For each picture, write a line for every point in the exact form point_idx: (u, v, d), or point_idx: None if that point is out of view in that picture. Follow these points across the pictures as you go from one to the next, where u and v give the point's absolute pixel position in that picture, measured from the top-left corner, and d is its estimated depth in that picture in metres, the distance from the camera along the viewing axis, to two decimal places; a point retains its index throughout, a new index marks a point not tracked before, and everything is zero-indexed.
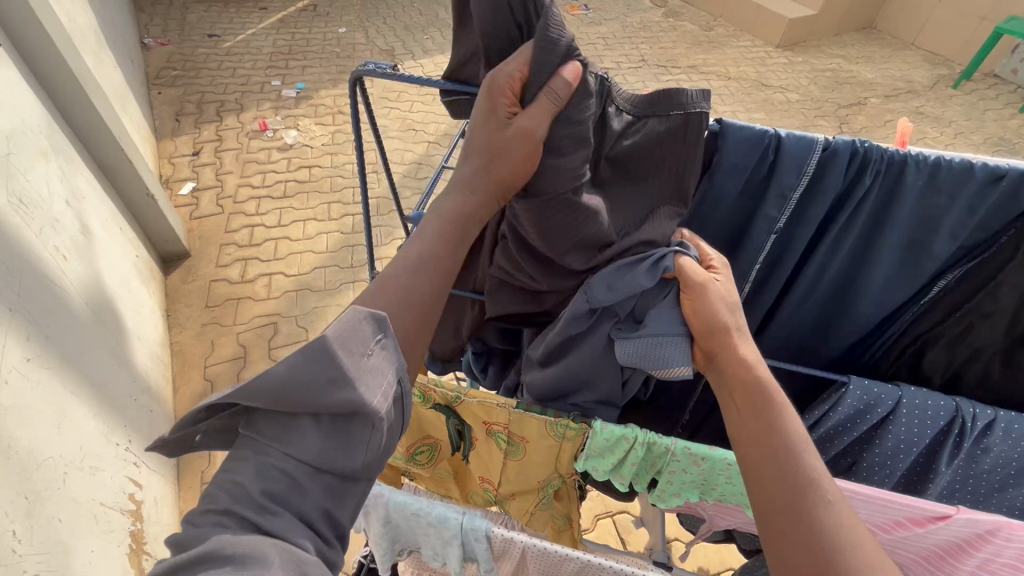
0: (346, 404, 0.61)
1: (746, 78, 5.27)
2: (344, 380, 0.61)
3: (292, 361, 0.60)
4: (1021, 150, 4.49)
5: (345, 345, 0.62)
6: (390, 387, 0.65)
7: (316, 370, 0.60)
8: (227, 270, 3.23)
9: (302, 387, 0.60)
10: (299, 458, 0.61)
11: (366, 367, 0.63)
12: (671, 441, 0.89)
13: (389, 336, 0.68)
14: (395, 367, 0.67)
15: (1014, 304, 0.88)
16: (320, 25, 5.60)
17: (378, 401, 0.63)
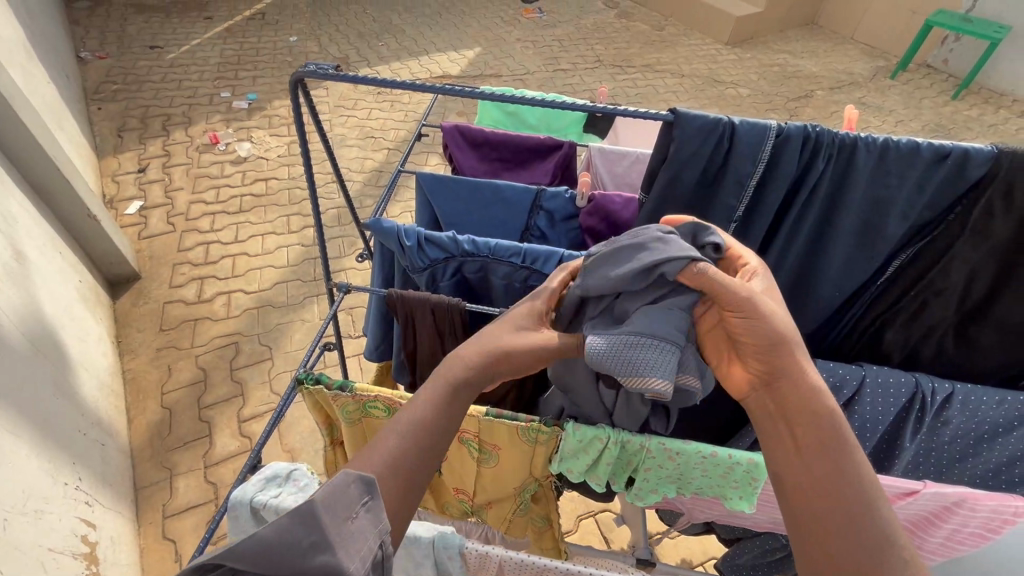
0: (322, 571, 0.54)
1: (699, 75, 5.40)
2: (323, 544, 0.55)
3: (273, 524, 0.54)
4: (955, 136, 4.74)
5: (331, 504, 0.57)
6: (372, 551, 0.59)
7: (298, 534, 0.54)
8: (181, 291, 3.09)
9: (279, 551, 0.54)
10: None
11: (351, 529, 0.57)
12: (645, 439, 0.87)
13: (376, 498, 0.62)
14: (379, 530, 0.61)
15: (964, 279, 0.91)
16: (270, 34, 5.45)
17: (357, 564, 0.56)
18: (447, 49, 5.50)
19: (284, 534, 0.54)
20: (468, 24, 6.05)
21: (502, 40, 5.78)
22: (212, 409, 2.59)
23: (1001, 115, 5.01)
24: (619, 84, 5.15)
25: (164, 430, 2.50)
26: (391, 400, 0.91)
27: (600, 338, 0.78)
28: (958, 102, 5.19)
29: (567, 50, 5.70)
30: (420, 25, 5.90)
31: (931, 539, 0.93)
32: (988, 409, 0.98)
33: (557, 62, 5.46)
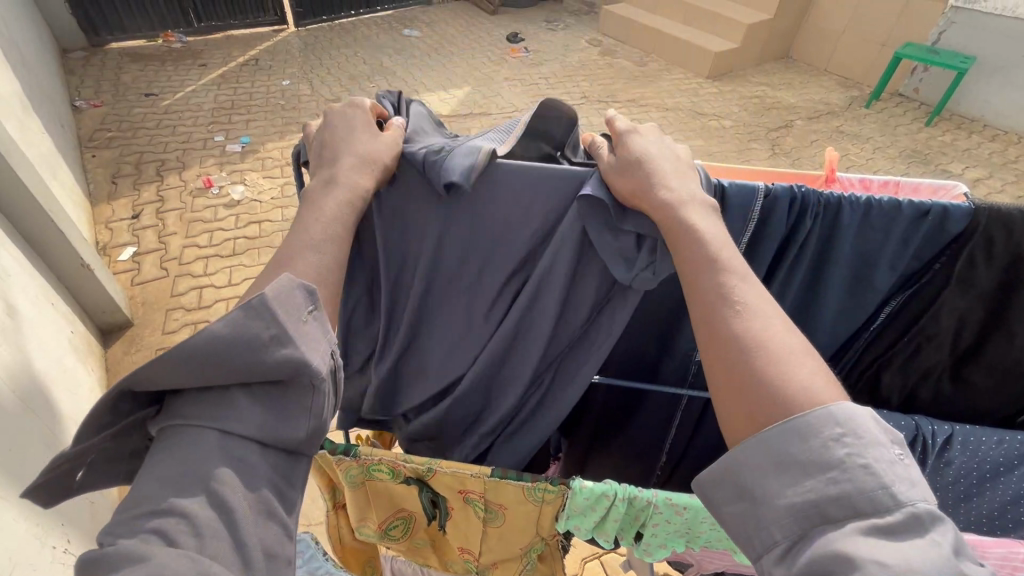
0: (287, 363, 0.63)
1: (683, 109, 5.58)
2: (283, 338, 0.63)
3: (227, 324, 0.61)
4: (932, 161, 4.90)
5: (282, 307, 0.65)
6: (327, 354, 0.69)
7: (254, 328, 0.62)
8: (174, 336, 3.06)
9: (238, 348, 0.62)
10: (242, 431, 0.63)
11: (305, 331, 0.66)
12: (652, 494, 0.87)
13: (320, 310, 0.70)
14: (328, 339, 0.70)
15: (954, 324, 0.92)
16: (263, 79, 5.58)
17: (319, 361, 0.66)
18: (437, 89, 5.66)
19: (238, 332, 0.62)
20: (457, 64, 6.24)
21: (490, 79, 5.96)
22: None
23: (974, 140, 5.20)
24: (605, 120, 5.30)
25: None
26: (393, 462, 0.90)
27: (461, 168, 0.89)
28: (932, 128, 5.39)
29: (553, 87, 5.87)
30: (410, 67, 6.07)
31: None
32: (987, 448, 1.01)
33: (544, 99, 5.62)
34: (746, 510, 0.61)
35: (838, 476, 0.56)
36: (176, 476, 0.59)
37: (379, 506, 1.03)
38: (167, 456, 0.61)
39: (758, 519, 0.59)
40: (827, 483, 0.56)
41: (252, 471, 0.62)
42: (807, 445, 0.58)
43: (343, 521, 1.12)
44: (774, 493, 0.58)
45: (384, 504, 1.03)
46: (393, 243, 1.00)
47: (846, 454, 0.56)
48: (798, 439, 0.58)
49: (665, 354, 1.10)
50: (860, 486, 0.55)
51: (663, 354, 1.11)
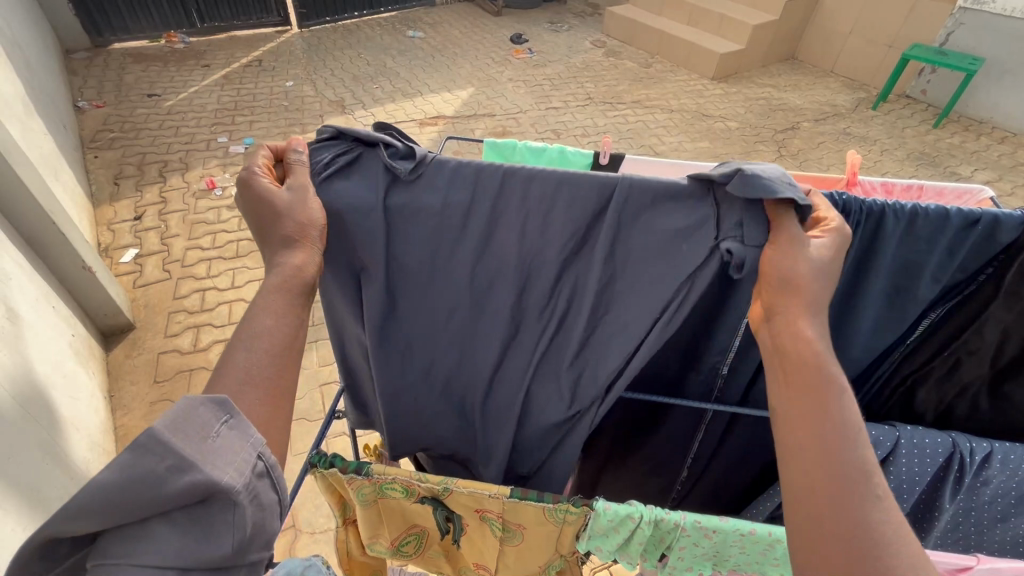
0: (191, 489, 0.58)
1: (688, 110, 5.54)
2: (183, 466, 0.58)
3: (116, 466, 0.57)
4: (940, 163, 4.85)
5: (180, 430, 0.60)
6: (249, 460, 0.63)
7: (147, 464, 0.57)
8: (176, 340, 3.02)
9: (136, 487, 0.57)
10: (158, 564, 0.58)
11: (215, 447, 0.61)
12: (679, 516, 0.82)
13: (236, 416, 0.65)
14: (251, 442, 0.64)
15: (998, 338, 0.87)
16: (266, 80, 5.55)
17: (231, 477, 0.61)
18: (441, 90, 5.63)
19: (129, 469, 0.57)
20: (460, 65, 6.21)
21: (494, 81, 5.93)
22: None
23: (982, 142, 5.15)
24: (610, 121, 5.25)
25: None
26: (408, 480, 0.86)
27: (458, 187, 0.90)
28: (939, 130, 5.34)
29: (557, 88, 5.84)
30: (413, 68, 6.04)
31: None
32: None
33: (548, 100, 5.59)
34: None
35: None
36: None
37: (391, 523, 0.99)
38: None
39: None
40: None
41: None
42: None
43: (351, 537, 1.08)
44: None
45: (395, 520, 0.99)
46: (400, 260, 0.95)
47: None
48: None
49: (691, 367, 1.06)
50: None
51: (688, 367, 1.06)
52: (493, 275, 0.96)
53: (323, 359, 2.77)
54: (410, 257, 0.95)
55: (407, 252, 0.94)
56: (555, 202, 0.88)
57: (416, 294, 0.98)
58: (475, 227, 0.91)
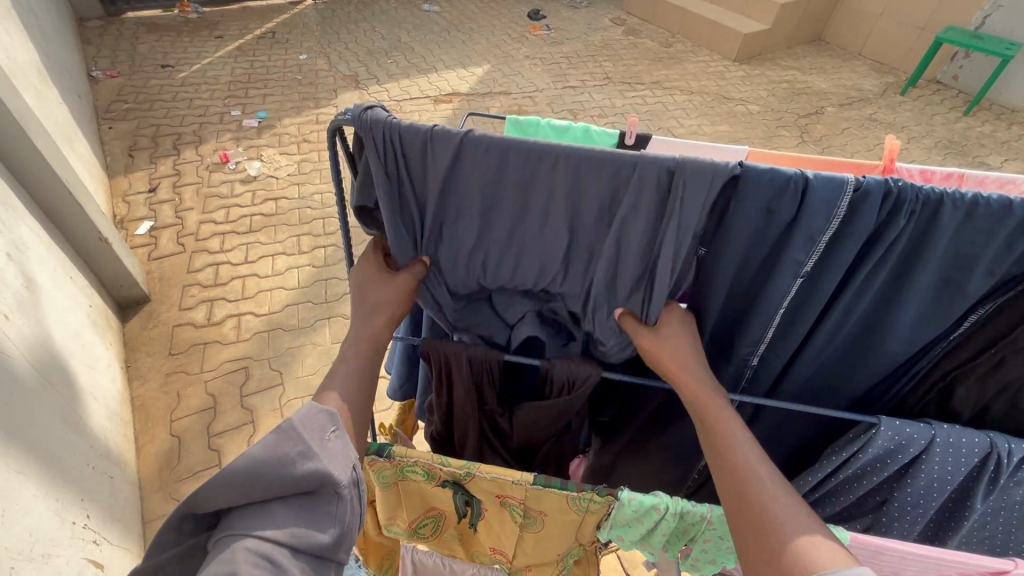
0: (315, 475, 0.65)
1: (708, 92, 5.39)
2: (309, 452, 0.66)
3: (263, 444, 0.64)
4: (970, 152, 4.69)
5: (309, 425, 0.68)
6: (353, 465, 0.70)
7: (283, 448, 0.65)
8: (191, 313, 3.04)
9: (270, 465, 0.64)
10: (276, 538, 0.62)
11: (331, 447, 0.68)
12: (706, 509, 0.80)
13: (341, 426, 0.73)
14: (352, 452, 0.71)
15: None
16: (279, 53, 5.47)
17: (341, 472, 0.67)
18: (456, 67, 5.51)
19: (269, 451, 0.65)
20: (476, 41, 6.08)
21: (511, 58, 5.80)
22: (223, 437, 2.53)
23: (1014, 132, 4.96)
24: (628, 102, 5.14)
25: (173, 459, 2.43)
26: (430, 464, 0.85)
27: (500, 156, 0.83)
28: (970, 118, 5.15)
29: (575, 67, 5.71)
30: (428, 43, 5.91)
31: None
32: None
33: (566, 79, 5.47)
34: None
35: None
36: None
37: (410, 506, 0.98)
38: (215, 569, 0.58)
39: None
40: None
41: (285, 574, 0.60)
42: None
43: (368, 519, 1.08)
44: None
45: (414, 503, 0.99)
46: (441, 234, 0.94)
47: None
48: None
49: (721, 358, 1.03)
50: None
51: (719, 358, 1.04)
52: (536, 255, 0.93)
53: None
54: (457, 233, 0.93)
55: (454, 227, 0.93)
56: (597, 181, 0.82)
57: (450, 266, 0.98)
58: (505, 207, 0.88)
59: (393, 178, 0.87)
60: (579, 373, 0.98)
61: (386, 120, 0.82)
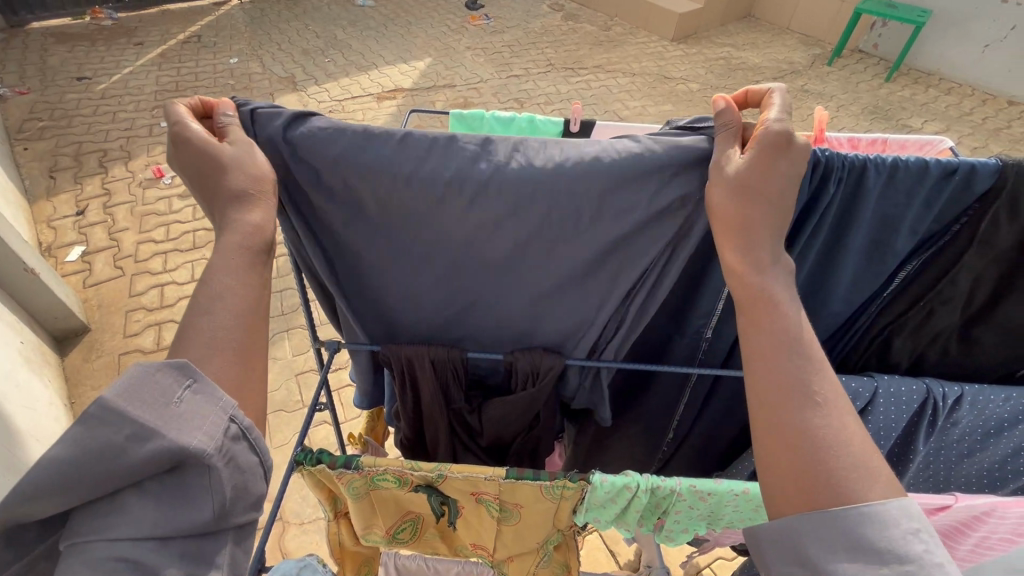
0: (159, 455, 0.56)
1: (650, 73, 5.50)
2: (145, 435, 0.56)
3: (70, 442, 0.54)
4: (894, 116, 4.98)
5: (138, 400, 0.58)
6: (221, 423, 0.60)
7: (108, 437, 0.55)
8: (137, 340, 2.88)
9: (99, 460, 0.55)
10: (133, 537, 0.55)
11: (178, 412, 0.58)
12: (675, 482, 0.83)
13: (201, 379, 0.62)
14: (221, 406, 0.61)
15: (970, 286, 0.90)
16: (208, 57, 5.20)
17: (201, 441, 0.58)
18: (397, 62, 5.40)
19: (89, 448, 0.55)
20: (416, 34, 5.96)
21: (452, 50, 5.71)
22: None
23: (931, 94, 5.28)
24: (573, 88, 5.17)
25: None
26: (400, 470, 0.83)
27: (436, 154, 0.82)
28: (891, 84, 5.45)
29: (517, 55, 5.68)
30: (366, 39, 5.75)
31: (960, 547, 0.94)
32: (995, 405, 1.01)
33: (509, 68, 5.45)
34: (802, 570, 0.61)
35: (914, 570, 0.56)
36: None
37: (386, 514, 0.97)
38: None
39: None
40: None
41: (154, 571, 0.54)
42: (885, 531, 0.57)
43: (343, 530, 1.06)
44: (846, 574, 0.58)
45: (390, 510, 0.98)
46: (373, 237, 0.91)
47: (924, 549, 0.57)
48: (877, 528, 0.58)
49: (676, 331, 1.06)
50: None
51: (674, 333, 1.08)
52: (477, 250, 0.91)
53: (297, 348, 2.71)
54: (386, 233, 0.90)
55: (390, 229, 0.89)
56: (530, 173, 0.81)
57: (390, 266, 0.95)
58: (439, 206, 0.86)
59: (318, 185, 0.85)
60: (543, 364, 0.99)
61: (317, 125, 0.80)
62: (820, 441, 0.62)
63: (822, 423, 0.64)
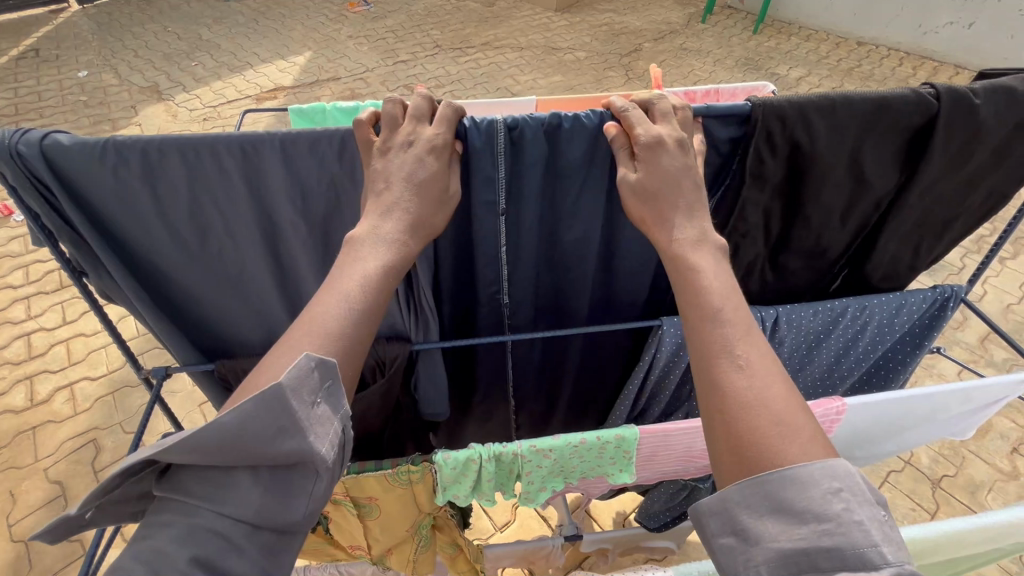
0: (292, 452, 0.56)
1: (537, 46, 5.52)
2: (291, 429, 0.56)
3: (236, 411, 0.53)
4: (763, 65, 5.32)
5: (296, 389, 0.56)
6: (337, 433, 0.60)
7: (262, 419, 0.54)
8: (5, 399, 2.58)
9: (246, 436, 0.54)
10: (232, 517, 0.55)
11: (316, 414, 0.58)
12: (516, 446, 0.85)
13: (336, 382, 0.61)
14: (340, 414, 0.61)
15: (760, 219, 0.98)
16: (50, 73, 4.63)
17: (326, 450, 0.58)
18: (273, 59, 5.06)
19: (243, 420, 0.54)
20: (291, 27, 5.62)
21: (333, 40, 5.44)
22: None
23: (793, 42, 5.69)
24: (463, 68, 5.10)
25: (24, 567, 2.09)
26: None
27: (220, 157, 0.76)
28: (759, 35, 5.81)
29: (402, 40, 5.51)
30: (236, 37, 5.35)
31: None
32: (810, 319, 1.10)
33: (395, 54, 5.27)
34: (735, 546, 0.58)
35: (832, 528, 0.53)
36: (153, 563, 0.50)
37: None
38: (144, 539, 0.52)
39: (747, 558, 0.56)
40: (821, 534, 0.53)
41: (237, 558, 0.54)
42: (806, 494, 0.55)
43: None
44: (769, 537, 0.56)
45: None
46: (170, 255, 0.85)
47: (844, 508, 0.54)
48: (796, 489, 0.55)
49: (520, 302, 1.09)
50: (854, 541, 0.52)
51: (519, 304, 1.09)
52: (287, 247, 0.89)
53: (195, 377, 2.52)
54: (184, 249, 0.84)
55: (188, 243, 0.84)
56: (315, 164, 0.79)
57: (200, 281, 0.90)
58: (232, 208, 0.81)
59: (86, 211, 0.76)
60: (388, 354, 1.01)
61: (40, 141, 0.68)
62: (743, 405, 0.60)
63: (749, 383, 0.62)
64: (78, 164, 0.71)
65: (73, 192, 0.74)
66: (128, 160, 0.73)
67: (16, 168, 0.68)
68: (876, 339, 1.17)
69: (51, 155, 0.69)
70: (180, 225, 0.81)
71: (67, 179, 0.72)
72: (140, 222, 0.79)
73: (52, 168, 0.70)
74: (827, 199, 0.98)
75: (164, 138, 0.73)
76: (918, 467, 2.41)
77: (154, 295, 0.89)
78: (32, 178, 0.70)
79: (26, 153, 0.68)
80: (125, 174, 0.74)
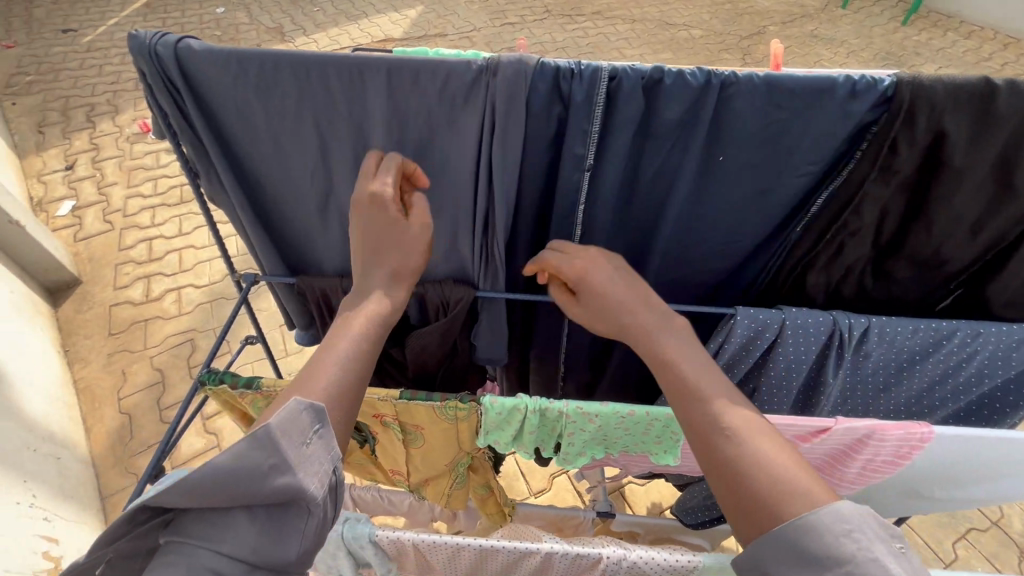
0: (283, 493, 0.55)
1: (651, 19, 5.25)
2: (283, 468, 0.56)
3: (229, 454, 0.53)
4: (905, 62, 4.73)
5: (286, 432, 0.57)
6: (328, 472, 0.60)
7: (254, 461, 0.54)
8: (127, 292, 2.96)
9: (238, 481, 0.54)
10: (230, 555, 0.55)
11: (308, 454, 0.58)
12: (563, 404, 0.85)
13: (326, 423, 0.62)
14: (332, 455, 0.61)
15: (875, 219, 0.89)
16: (194, 7, 5.07)
17: (316, 487, 0.58)
18: (386, 10, 5.21)
19: (235, 463, 0.54)
20: None
21: None
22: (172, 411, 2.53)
23: (949, 38, 4.98)
24: (569, 36, 4.97)
25: (126, 436, 2.43)
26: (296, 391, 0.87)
27: (330, 76, 0.79)
28: (907, 28, 5.15)
29: (513, 2, 5.44)
30: None
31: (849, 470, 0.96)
32: (908, 338, 0.99)
33: (504, 15, 5.23)
34: None
35: None
36: None
37: None
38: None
39: None
40: None
41: None
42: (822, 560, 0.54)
43: None
44: None
45: None
46: (272, 167, 0.91)
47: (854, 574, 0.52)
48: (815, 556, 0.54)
49: None
50: None
51: None
52: None
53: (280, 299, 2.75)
54: (285, 163, 0.91)
55: (288, 158, 0.90)
56: (416, 95, 0.81)
57: (293, 196, 0.96)
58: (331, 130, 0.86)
59: (205, 116, 0.83)
60: (453, 295, 1.03)
61: (176, 45, 0.75)
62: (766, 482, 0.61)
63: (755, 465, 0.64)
64: (205, 70, 0.78)
65: (197, 95, 0.81)
66: (247, 70, 0.78)
67: (155, 67, 0.76)
68: (985, 373, 1.03)
69: (184, 58, 0.76)
70: (284, 139, 0.87)
71: (193, 83, 0.79)
72: (250, 131, 0.86)
73: (183, 71, 0.77)
74: (957, 205, 0.87)
75: (280, 53, 0.77)
76: (1007, 531, 2.14)
77: (253, 205, 0.97)
78: (166, 79, 0.77)
79: (164, 54, 0.75)
80: (243, 84, 0.80)
